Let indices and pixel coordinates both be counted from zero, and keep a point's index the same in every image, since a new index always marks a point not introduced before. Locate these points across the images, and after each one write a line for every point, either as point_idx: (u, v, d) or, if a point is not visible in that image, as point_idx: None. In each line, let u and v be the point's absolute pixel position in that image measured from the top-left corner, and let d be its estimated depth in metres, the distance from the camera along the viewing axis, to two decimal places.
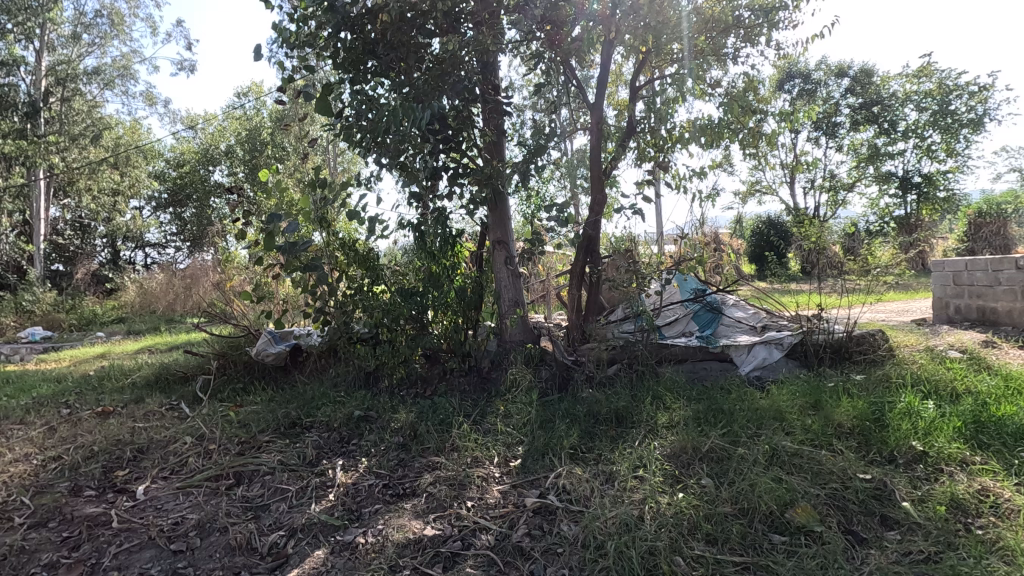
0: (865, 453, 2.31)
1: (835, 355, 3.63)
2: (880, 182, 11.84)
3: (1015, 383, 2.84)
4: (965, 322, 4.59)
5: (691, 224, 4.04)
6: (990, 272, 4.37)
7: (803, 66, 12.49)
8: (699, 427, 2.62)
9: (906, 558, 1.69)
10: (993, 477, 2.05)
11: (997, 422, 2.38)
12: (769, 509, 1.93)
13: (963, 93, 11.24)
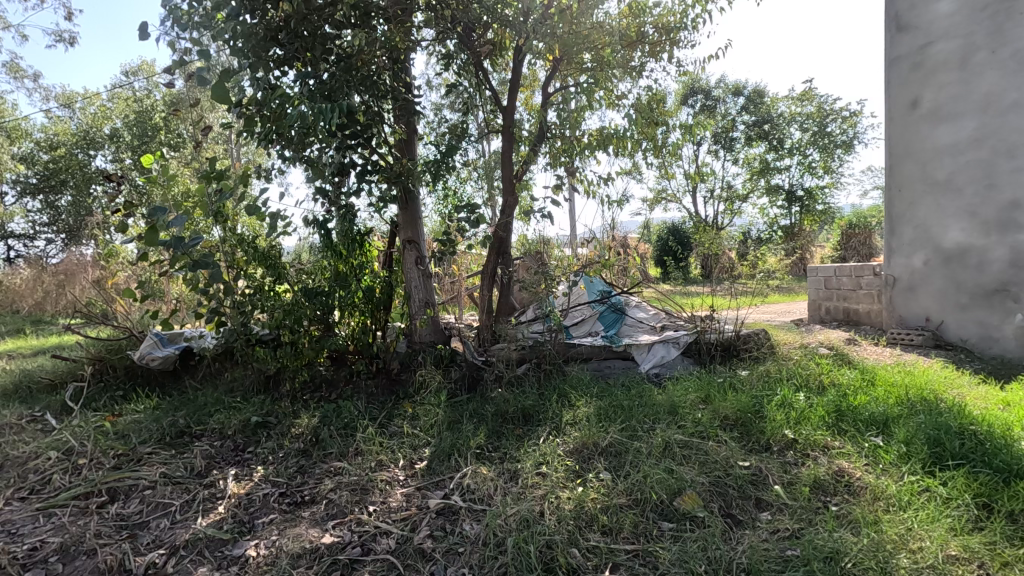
0: (745, 442, 2.53)
1: (725, 352, 3.94)
2: (769, 194, 12.94)
3: (869, 375, 3.22)
4: (833, 322, 5.16)
5: (600, 228, 4.20)
6: (853, 278, 4.92)
7: (705, 83, 13.38)
8: (600, 423, 2.74)
9: (774, 536, 1.86)
10: (848, 459, 2.30)
11: (853, 410, 2.68)
12: (660, 497, 2.07)
13: (838, 117, 12.55)
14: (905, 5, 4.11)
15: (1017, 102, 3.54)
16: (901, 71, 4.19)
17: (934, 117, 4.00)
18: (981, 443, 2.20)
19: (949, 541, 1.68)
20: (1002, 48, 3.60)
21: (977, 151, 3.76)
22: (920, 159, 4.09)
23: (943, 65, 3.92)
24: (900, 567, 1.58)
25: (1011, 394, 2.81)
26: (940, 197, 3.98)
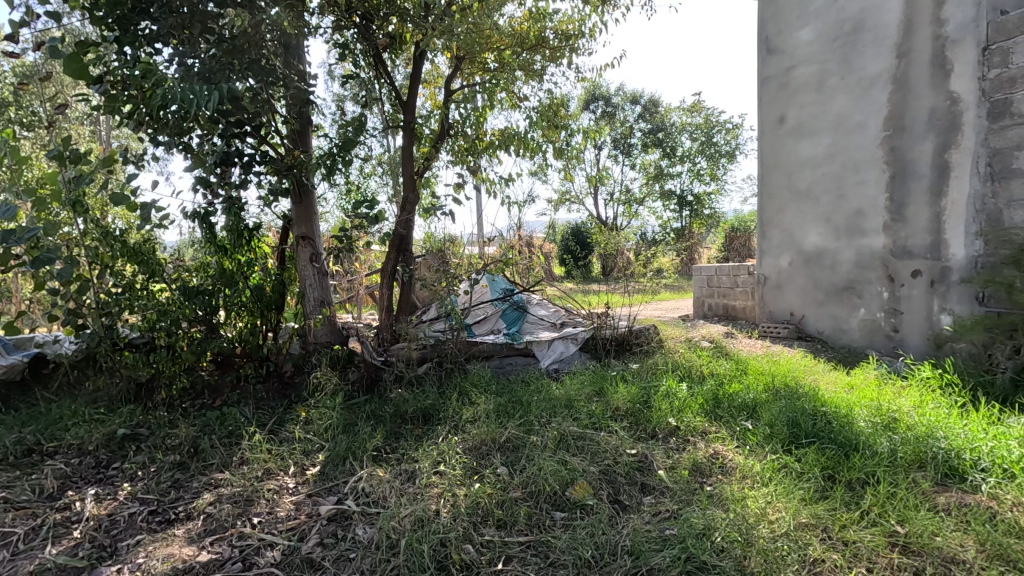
0: (634, 431, 2.69)
1: (618, 347, 4.16)
2: (663, 198, 13.80)
3: (742, 365, 3.54)
4: (714, 317, 5.64)
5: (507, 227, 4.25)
6: (731, 277, 5.39)
7: (605, 90, 13.99)
8: (499, 419, 2.78)
9: (656, 517, 1.99)
10: (722, 442, 2.51)
11: (728, 398, 2.94)
12: (553, 488, 2.14)
13: (722, 129, 13.65)
14: (775, 32, 4.61)
15: (860, 122, 3.99)
16: (772, 90, 4.67)
17: (797, 132, 4.47)
18: (829, 422, 2.49)
19: (800, 511, 1.88)
20: (850, 75, 4.05)
21: (830, 165, 4.22)
22: (786, 170, 4.58)
23: (804, 86, 4.39)
24: (760, 538, 1.75)
25: (855, 378, 3.21)
26: (801, 204, 4.46)
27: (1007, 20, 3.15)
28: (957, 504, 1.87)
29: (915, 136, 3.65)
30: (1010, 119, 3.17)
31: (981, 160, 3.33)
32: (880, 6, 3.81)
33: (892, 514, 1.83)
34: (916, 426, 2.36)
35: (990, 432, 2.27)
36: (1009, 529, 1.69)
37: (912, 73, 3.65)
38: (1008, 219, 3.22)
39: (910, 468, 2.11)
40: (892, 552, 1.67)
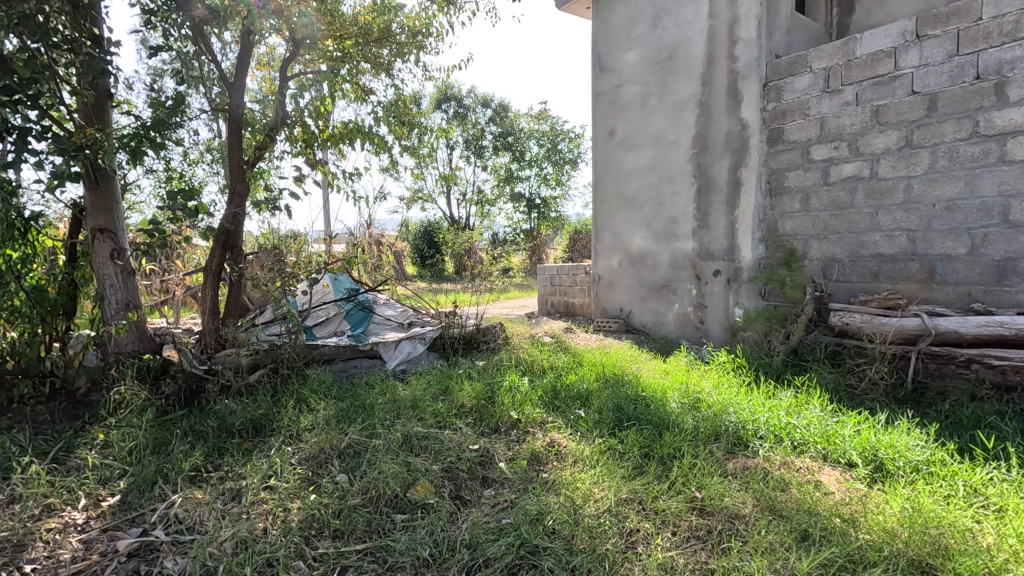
0: (478, 426, 2.75)
1: (466, 345, 4.22)
2: (513, 201, 14.26)
3: (578, 358, 3.82)
4: (556, 313, 6.04)
5: (358, 224, 4.09)
6: (570, 276, 5.79)
7: (457, 91, 14.10)
8: (339, 425, 2.66)
9: (495, 508, 2.06)
10: (558, 431, 2.68)
11: (564, 389, 3.15)
12: (394, 491, 2.10)
13: (566, 138, 14.51)
14: (606, 52, 5.08)
15: (674, 139, 4.51)
16: (603, 104, 5.12)
17: (625, 145, 4.94)
18: (647, 406, 2.79)
19: (621, 488, 2.08)
20: (665, 97, 4.57)
21: (651, 176, 4.73)
22: (615, 179, 5.05)
23: (630, 104, 4.88)
24: (586, 516, 1.90)
25: (670, 365, 3.65)
26: (629, 210, 4.94)
27: (780, 63, 3.81)
28: (741, 468, 2.21)
29: (715, 154, 4.21)
30: (783, 145, 3.84)
31: (763, 178, 3.96)
32: (689, 39, 4.36)
33: (693, 482, 2.10)
34: (715, 404, 2.75)
35: (767, 404, 2.73)
36: (776, 483, 2.04)
37: (713, 100, 4.22)
38: (781, 227, 3.89)
39: (708, 440, 2.45)
40: (692, 515, 1.92)
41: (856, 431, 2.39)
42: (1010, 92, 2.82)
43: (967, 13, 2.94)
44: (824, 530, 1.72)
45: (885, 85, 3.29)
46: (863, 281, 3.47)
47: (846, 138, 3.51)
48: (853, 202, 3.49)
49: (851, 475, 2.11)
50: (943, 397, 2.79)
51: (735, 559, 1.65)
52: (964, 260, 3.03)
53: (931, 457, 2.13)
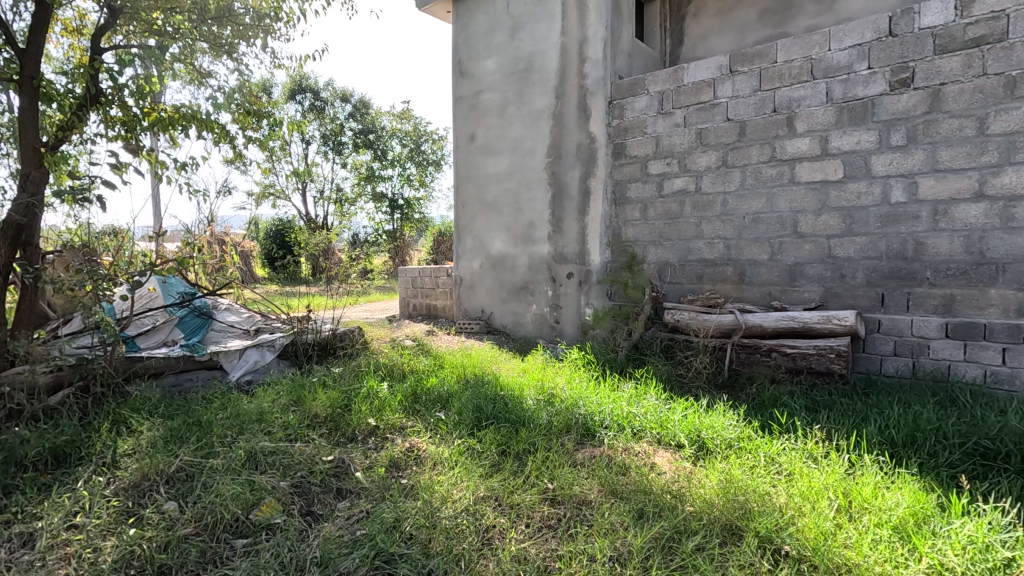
0: (332, 437, 2.62)
1: (322, 351, 3.99)
2: (374, 200, 13.70)
3: (439, 361, 3.81)
4: (419, 316, 5.97)
5: (197, 221, 3.67)
6: (432, 278, 5.78)
7: (313, 82, 13.32)
8: (170, 446, 2.36)
9: (349, 521, 1.97)
10: (417, 435, 2.65)
11: (425, 392, 3.12)
12: (234, 515, 1.93)
13: (430, 139, 14.30)
14: (466, 57, 5.15)
15: (531, 147, 4.71)
16: (464, 109, 5.18)
17: (484, 150, 5.06)
18: (505, 404, 2.87)
19: (478, 487, 2.12)
20: (522, 106, 4.76)
21: (509, 181, 4.88)
22: (476, 182, 5.14)
23: (489, 110, 4.99)
24: (443, 518, 1.91)
25: (527, 363, 3.80)
26: (489, 214, 5.06)
27: (622, 83, 4.18)
28: (589, 457, 2.37)
29: (567, 164, 4.48)
30: (625, 158, 4.21)
31: (609, 188, 4.30)
32: (543, 53, 4.59)
33: (546, 474, 2.21)
34: (566, 399, 2.92)
35: (612, 396, 2.96)
36: (618, 469, 2.22)
37: (565, 112, 4.48)
38: (625, 234, 4.27)
39: (560, 433, 2.59)
40: (544, 506, 2.02)
41: (685, 415, 2.70)
42: (797, 125, 3.39)
43: (766, 55, 3.49)
44: (656, 507, 1.92)
45: (706, 111, 3.77)
46: (690, 283, 3.93)
47: (676, 156, 3.94)
48: (682, 213, 3.94)
49: (679, 455, 2.38)
50: (751, 381, 3.27)
51: (581, 543, 1.77)
52: (766, 264, 3.57)
53: (741, 434, 2.47)
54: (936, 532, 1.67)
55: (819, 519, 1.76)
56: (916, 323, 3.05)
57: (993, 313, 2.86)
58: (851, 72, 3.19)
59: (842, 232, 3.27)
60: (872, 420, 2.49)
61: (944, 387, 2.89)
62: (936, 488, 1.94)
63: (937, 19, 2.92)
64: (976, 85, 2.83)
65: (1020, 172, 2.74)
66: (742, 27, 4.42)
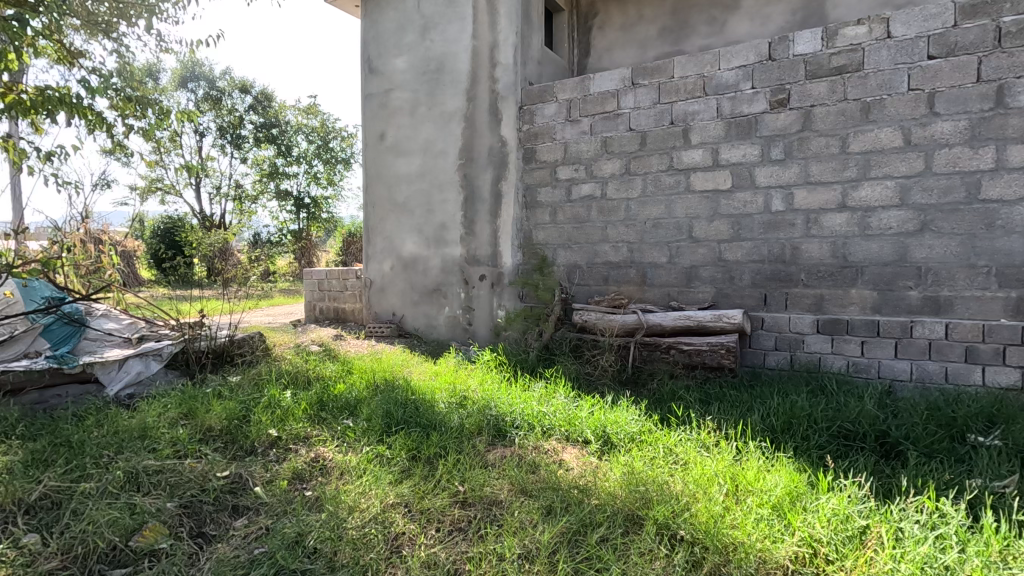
0: (228, 451, 2.45)
1: (217, 360, 3.70)
2: (278, 198, 12.91)
3: (348, 366, 3.68)
4: (326, 320, 5.73)
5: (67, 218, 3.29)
6: (340, 280, 5.57)
7: (207, 70, 12.42)
8: (32, 471, 2.10)
9: (246, 540, 1.85)
10: (323, 444, 2.54)
11: (332, 399, 2.99)
12: (110, 543, 1.75)
13: (339, 136, 13.64)
14: (375, 54, 5.02)
15: (442, 149, 4.68)
16: (374, 107, 5.05)
17: (395, 150, 4.96)
18: (416, 408, 2.83)
19: (387, 494, 2.08)
20: (434, 107, 4.72)
21: (421, 182, 4.82)
22: (386, 182, 5.03)
23: (400, 110, 4.90)
24: (349, 529, 1.85)
25: (439, 366, 3.77)
26: (400, 215, 4.96)
27: (532, 89, 4.27)
28: (500, 457, 2.39)
29: (479, 167, 4.50)
30: (535, 163, 4.30)
31: (520, 192, 4.38)
32: (455, 54, 4.58)
33: (457, 477, 2.21)
34: (478, 401, 2.92)
35: (522, 396, 3.01)
36: (528, 467, 2.27)
37: (476, 116, 4.50)
38: (535, 237, 4.36)
39: (472, 435, 2.59)
40: (455, 509, 2.01)
41: (591, 412, 2.80)
42: (692, 137, 3.64)
43: (665, 70, 3.72)
44: (564, 502, 1.97)
45: (611, 120, 3.94)
46: (597, 284, 4.09)
47: (583, 162, 4.09)
48: (589, 217, 4.09)
49: (586, 451, 2.46)
50: (652, 377, 3.47)
51: (490, 544, 1.78)
52: (665, 267, 3.80)
53: (642, 427, 2.61)
54: (807, 507, 1.86)
55: (710, 503, 1.89)
56: (793, 320, 3.38)
57: (854, 311, 3.23)
58: (737, 91, 3.48)
59: (731, 237, 3.56)
60: (756, 409, 2.72)
61: (815, 377, 3.23)
62: (808, 468, 2.16)
63: (808, 47, 3.26)
64: (839, 108, 3.19)
65: (874, 186, 3.13)
66: (643, 42, 4.67)
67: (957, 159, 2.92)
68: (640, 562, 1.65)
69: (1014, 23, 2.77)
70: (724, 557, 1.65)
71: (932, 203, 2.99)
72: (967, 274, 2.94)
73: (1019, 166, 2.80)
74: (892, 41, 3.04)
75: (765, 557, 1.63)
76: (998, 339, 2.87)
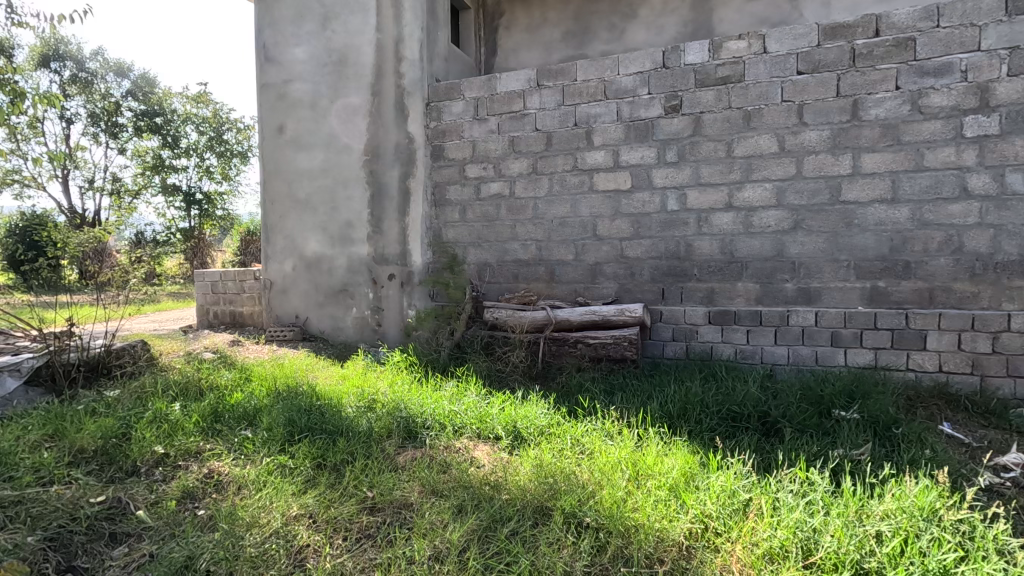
0: (104, 474, 2.21)
1: (91, 373, 3.31)
2: (164, 193, 11.79)
3: (245, 373, 3.44)
4: (221, 325, 5.33)
5: None
6: (237, 282, 5.21)
7: (74, 49, 11.16)
8: None
9: (126, 570, 1.69)
10: (217, 458, 2.36)
11: (227, 410, 2.79)
12: None
13: (234, 127, 12.68)
14: (271, 41, 4.73)
15: (346, 144, 4.51)
16: (270, 98, 4.76)
17: (295, 144, 4.71)
18: (321, 414, 2.70)
19: (290, 506, 1.98)
20: (337, 100, 4.53)
21: (324, 178, 4.62)
22: (286, 178, 4.76)
23: (299, 102, 4.66)
24: (247, 547, 1.75)
25: (347, 370, 3.64)
26: (302, 213, 4.73)
27: (439, 86, 4.24)
28: (410, 459, 2.36)
29: (386, 163, 4.39)
30: (443, 161, 4.28)
31: (428, 189, 4.33)
32: (357, 47, 4.43)
33: (365, 482, 2.14)
34: (388, 403, 2.85)
35: (433, 396, 2.98)
36: (439, 467, 2.25)
37: (382, 111, 4.38)
38: (445, 235, 4.33)
39: (381, 439, 2.53)
40: (363, 515, 1.96)
41: (502, 409, 2.83)
42: (594, 139, 3.79)
43: (568, 73, 3.83)
44: (475, 499, 1.98)
45: (517, 120, 4.00)
46: (507, 282, 4.14)
47: (491, 161, 4.12)
48: (498, 216, 4.13)
49: (497, 447, 2.49)
50: (561, 371, 3.57)
51: (400, 548, 1.75)
52: (571, 264, 3.92)
53: (551, 420, 2.67)
54: (699, 486, 2.01)
55: (613, 489, 1.98)
56: (687, 312, 3.63)
57: (740, 302, 3.51)
58: (635, 95, 3.66)
59: (631, 235, 3.74)
60: (655, 397, 2.89)
61: (708, 364, 3.48)
62: (700, 450, 2.33)
63: (697, 58, 3.50)
64: (725, 115, 3.45)
65: (755, 188, 3.42)
66: (548, 45, 4.78)
67: (822, 165, 3.27)
68: (548, 551, 1.70)
69: (864, 45, 3.14)
70: (626, 539, 1.74)
71: (803, 204, 3.33)
72: (832, 268, 3.30)
73: (871, 172, 3.18)
74: (768, 56, 3.34)
75: (663, 536, 1.74)
76: (857, 324, 3.26)
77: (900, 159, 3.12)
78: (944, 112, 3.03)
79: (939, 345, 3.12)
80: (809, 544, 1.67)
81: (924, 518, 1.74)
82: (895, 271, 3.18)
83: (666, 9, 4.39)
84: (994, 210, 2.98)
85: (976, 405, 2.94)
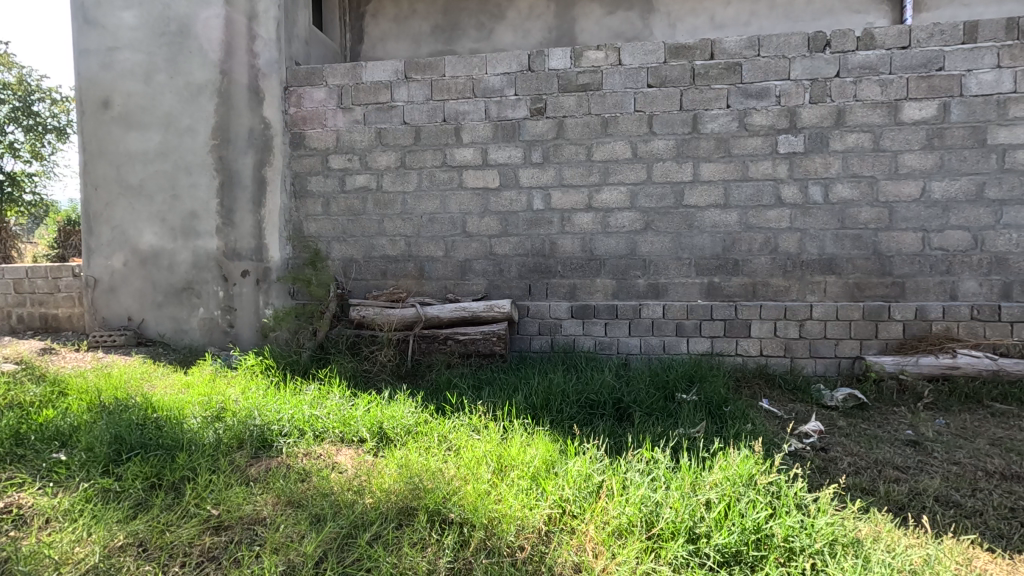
0: None
1: None
2: None
3: (59, 386, 2.95)
4: (28, 330, 4.51)
5: None
6: (49, 280, 4.44)
7: None
8: None
9: None
10: (18, 489, 2.00)
11: (32, 430, 2.36)
12: None
13: None
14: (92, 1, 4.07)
15: (188, 126, 4.04)
16: (92, 66, 4.12)
17: (124, 121, 4.12)
18: (157, 428, 2.40)
19: (115, 535, 1.74)
20: (176, 76, 4.04)
21: (161, 163, 4.10)
22: (113, 160, 4.15)
23: (129, 74, 4.09)
24: None
25: (191, 377, 3.26)
26: (133, 200, 4.15)
27: (299, 70, 3.98)
28: (263, 470, 2.18)
29: (237, 149, 4.01)
30: (304, 149, 4.02)
31: (287, 180, 4.04)
32: (201, 17, 3.97)
33: (208, 500, 1.94)
34: (239, 411, 2.62)
35: (292, 401, 2.79)
36: (297, 476, 2.11)
37: (232, 92, 3.99)
38: (306, 228, 4.07)
39: (229, 450, 2.31)
40: (206, 536, 1.77)
41: (367, 410, 2.73)
42: (463, 136, 3.80)
43: (436, 68, 3.80)
44: (334, 507, 1.89)
45: (384, 112, 3.88)
46: (374, 279, 4.01)
47: (357, 152, 3.95)
48: (364, 210, 3.98)
49: (361, 450, 2.41)
50: (430, 368, 3.54)
51: (247, 569, 1.62)
52: (441, 260, 3.90)
53: (418, 418, 2.64)
54: (558, 473, 2.11)
55: (477, 483, 2.01)
56: (552, 307, 3.79)
57: (599, 297, 3.75)
58: (502, 95, 3.74)
59: (500, 233, 3.82)
60: (521, 390, 2.98)
61: (570, 355, 3.68)
62: (560, 438, 2.45)
63: (560, 63, 3.66)
64: (585, 120, 3.65)
65: (611, 191, 3.67)
66: (416, 37, 4.70)
67: (668, 172, 3.60)
68: (410, 552, 1.68)
69: (702, 66, 3.51)
70: (487, 530, 1.78)
71: (652, 206, 3.64)
72: (676, 265, 3.65)
73: (707, 179, 3.56)
74: (622, 68, 3.60)
75: (523, 524, 1.80)
76: (696, 316, 3.65)
77: (730, 169, 3.54)
78: (764, 130, 3.49)
79: (760, 332, 3.60)
80: (652, 516, 1.84)
81: (743, 483, 1.99)
82: (726, 268, 3.61)
83: (531, 14, 4.54)
84: (800, 216, 3.51)
85: (786, 381, 3.47)
